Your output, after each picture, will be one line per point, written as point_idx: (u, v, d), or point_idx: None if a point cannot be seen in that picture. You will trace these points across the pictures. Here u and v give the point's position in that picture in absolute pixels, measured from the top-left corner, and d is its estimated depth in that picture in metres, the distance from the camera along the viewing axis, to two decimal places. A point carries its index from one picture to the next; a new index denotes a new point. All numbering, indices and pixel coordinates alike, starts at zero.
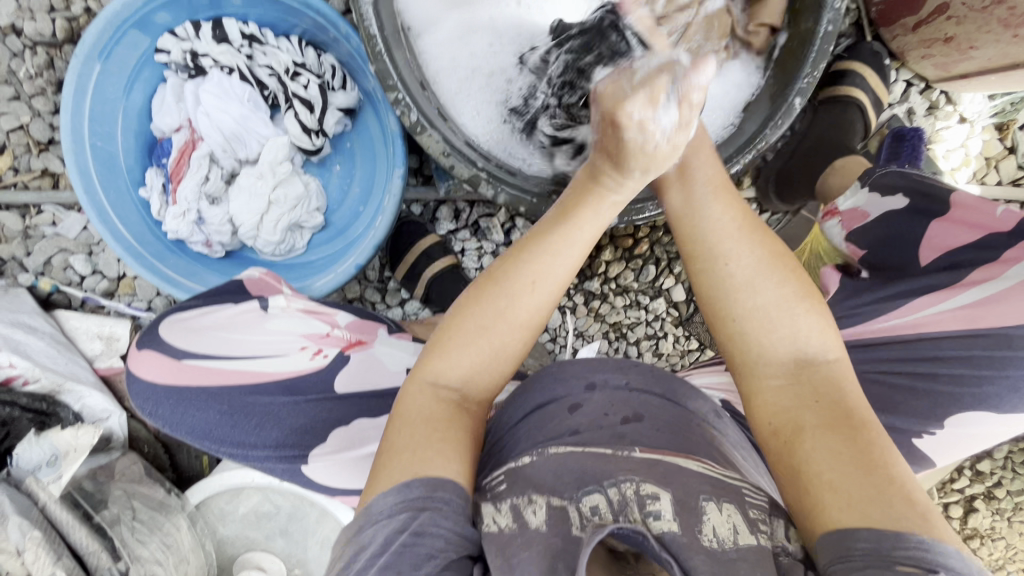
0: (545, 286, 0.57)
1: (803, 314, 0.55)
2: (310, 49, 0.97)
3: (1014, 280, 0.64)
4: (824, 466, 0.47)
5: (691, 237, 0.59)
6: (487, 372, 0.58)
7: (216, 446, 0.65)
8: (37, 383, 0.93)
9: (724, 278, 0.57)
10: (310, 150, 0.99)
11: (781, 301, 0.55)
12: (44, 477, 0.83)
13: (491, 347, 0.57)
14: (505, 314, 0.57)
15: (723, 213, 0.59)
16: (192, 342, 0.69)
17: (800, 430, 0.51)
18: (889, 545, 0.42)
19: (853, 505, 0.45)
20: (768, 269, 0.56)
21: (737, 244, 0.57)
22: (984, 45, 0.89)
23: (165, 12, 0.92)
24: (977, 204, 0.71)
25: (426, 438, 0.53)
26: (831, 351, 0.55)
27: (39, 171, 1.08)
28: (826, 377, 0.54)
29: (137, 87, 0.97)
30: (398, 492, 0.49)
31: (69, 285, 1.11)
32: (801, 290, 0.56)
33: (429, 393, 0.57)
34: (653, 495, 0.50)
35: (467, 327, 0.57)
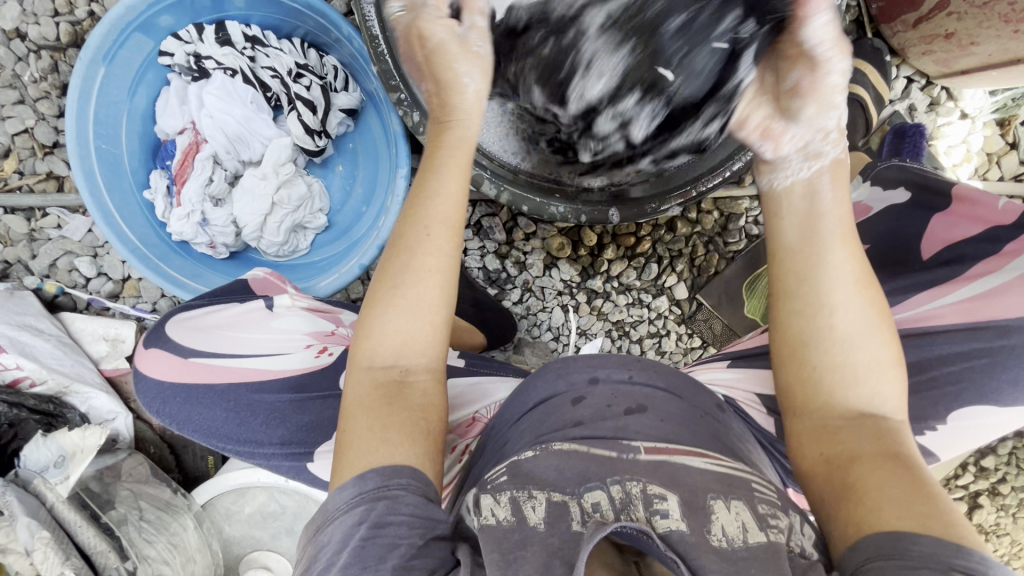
0: (440, 230, 0.60)
1: (888, 375, 0.54)
2: (313, 51, 0.98)
3: (1014, 274, 0.66)
4: (883, 487, 0.48)
5: (801, 276, 0.57)
6: (420, 335, 0.58)
7: (222, 443, 0.65)
8: (44, 384, 0.94)
9: (814, 322, 0.55)
10: (314, 151, 1.00)
11: (872, 357, 0.54)
12: (51, 479, 0.84)
13: (415, 306, 0.58)
14: (412, 272, 0.58)
15: (847, 261, 0.56)
16: (198, 340, 0.69)
17: (857, 458, 0.51)
18: (948, 552, 0.41)
19: (908, 516, 0.45)
20: (873, 327, 0.54)
21: (844, 294, 0.55)
22: (985, 40, 0.89)
23: (169, 15, 0.93)
24: (978, 198, 0.73)
25: (370, 427, 0.53)
26: (900, 412, 0.55)
27: (44, 174, 1.08)
28: (893, 430, 0.53)
29: (141, 90, 0.98)
30: (355, 485, 0.50)
31: (74, 287, 1.11)
32: (890, 350, 0.55)
33: (368, 377, 0.57)
34: (661, 495, 0.51)
35: (384, 300, 0.58)
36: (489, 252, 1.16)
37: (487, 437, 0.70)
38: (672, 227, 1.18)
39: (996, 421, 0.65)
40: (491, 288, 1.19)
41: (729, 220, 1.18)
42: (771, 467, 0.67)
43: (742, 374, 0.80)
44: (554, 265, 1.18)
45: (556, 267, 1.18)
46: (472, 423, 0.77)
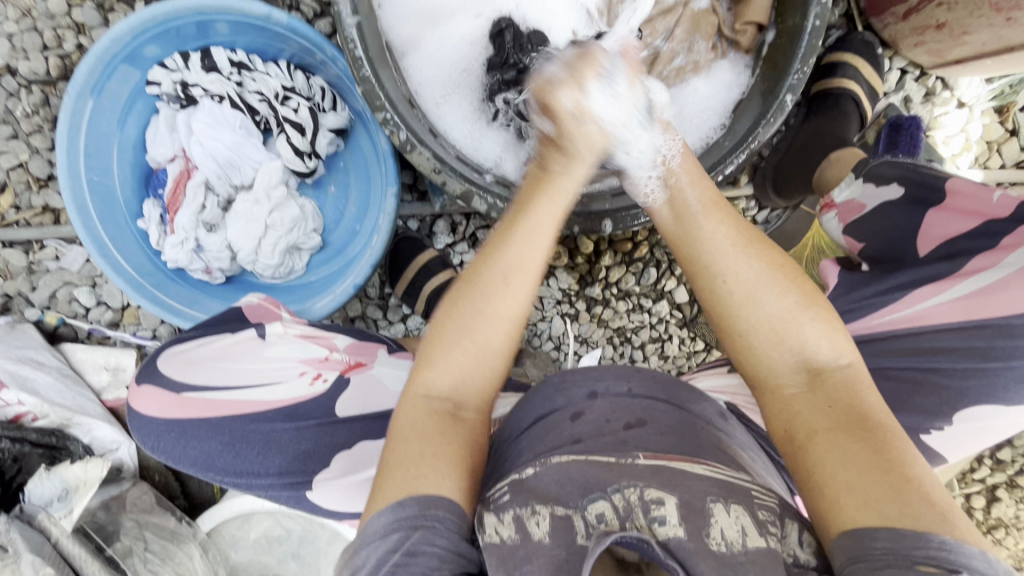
0: (520, 277, 0.59)
1: (808, 320, 0.57)
2: (299, 72, 0.98)
3: (1013, 268, 0.63)
4: (839, 469, 0.50)
5: (693, 259, 0.61)
6: (476, 376, 0.60)
7: (221, 476, 0.64)
8: (46, 418, 0.95)
9: (726, 296, 0.59)
10: (304, 172, 0.99)
11: (784, 309, 0.57)
12: (55, 513, 0.83)
13: (476, 346, 0.59)
14: (491, 316, 0.59)
15: (718, 228, 0.60)
16: (190, 372, 0.69)
17: (812, 434, 0.53)
18: (908, 544, 0.44)
19: (870, 505, 0.47)
20: (768, 279, 0.58)
21: (735, 261, 0.59)
22: (978, 29, 0.87)
23: (154, 45, 0.92)
24: (974, 190, 0.69)
25: (419, 451, 0.55)
26: (842, 356, 0.57)
27: (40, 207, 1.09)
28: (838, 383, 0.55)
29: (131, 120, 0.97)
30: (392, 511, 0.51)
31: (75, 317, 1.12)
32: (805, 299, 0.58)
33: (421, 405, 0.58)
34: (658, 500, 0.50)
35: (449, 333, 0.59)
36: None
37: (489, 454, 0.69)
38: None
39: (1004, 419, 0.63)
40: None
41: None
42: (779, 477, 0.65)
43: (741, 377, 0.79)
44: (551, 274, 1.17)
45: (554, 276, 1.17)
46: None
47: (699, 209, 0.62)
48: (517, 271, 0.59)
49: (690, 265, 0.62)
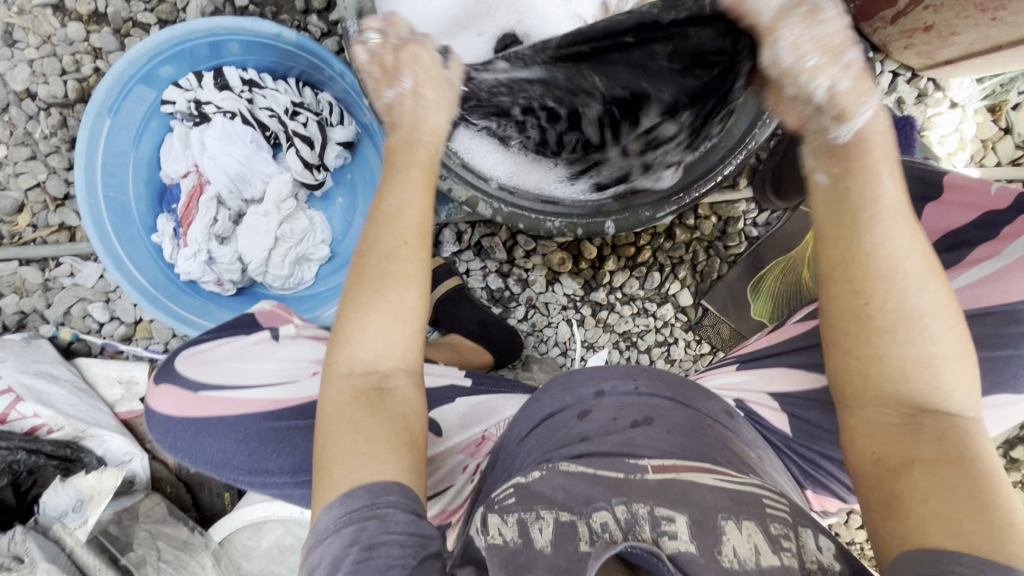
0: (409, 237, 0.61)
1: (953, 370, 0.50)
2: (307, 89, 1.02)
3: (1016, 255, 0.64)
4: (930, 496, 0.45)
5: (856, 266, 0.52)
6: (396, 342, 0.58)
7: (236, 475, 0.66)
8: (61, 430, 0.95)
9: (870, 314, 0.51)
10: (313, 184, 1.02)
11: (932, 349, 0.50)
12: (70, 523, 0.85)
13: (389, 313, 0.58)
14: (392, 278, 0.59)
15: (906, 238, 0.51)
16: (207, 372, 0.70)
17: (907, 462, 0.48)
18: (989, 573, 0.40)
19: (950, 527, 0.43)
20: (941, 315, 0.50)
21: (908, 284, 0.50)
22: (965, 30, 0.90)
23: (169, 66, 0.95)
24: (971, 184, 0.73)
25: (354, 444, 0.54)
26: (968, 409, 0.50)
27: (56, 225, 1.12)
28: (955, 428, 0.49)
29: (146, 137, 1.01)
30: (342, 504, 0.51)
31: (88, 332, 1.14)
32: (959, 345, 0.51)
33: (345, 388, 0.57)
34: (667, 517, 0.51)
35: (355, 311, 0.59)
36: (492, 271, 1.16)
37: (497, 456, 0.72)
38: (671, 235, 1.17)
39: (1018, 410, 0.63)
40: (495, 307, 1.19)
41: (728, 224, 1.17)
42: (782, 474, 0.67)
43: (749, 374, 0.79)
44: (556, 280, 1.18)
45: (559, 282, 1.18)
46: (482, 441, 0.78)
47: (892, 211, 0.52)
48: (389, 219, 0.62)
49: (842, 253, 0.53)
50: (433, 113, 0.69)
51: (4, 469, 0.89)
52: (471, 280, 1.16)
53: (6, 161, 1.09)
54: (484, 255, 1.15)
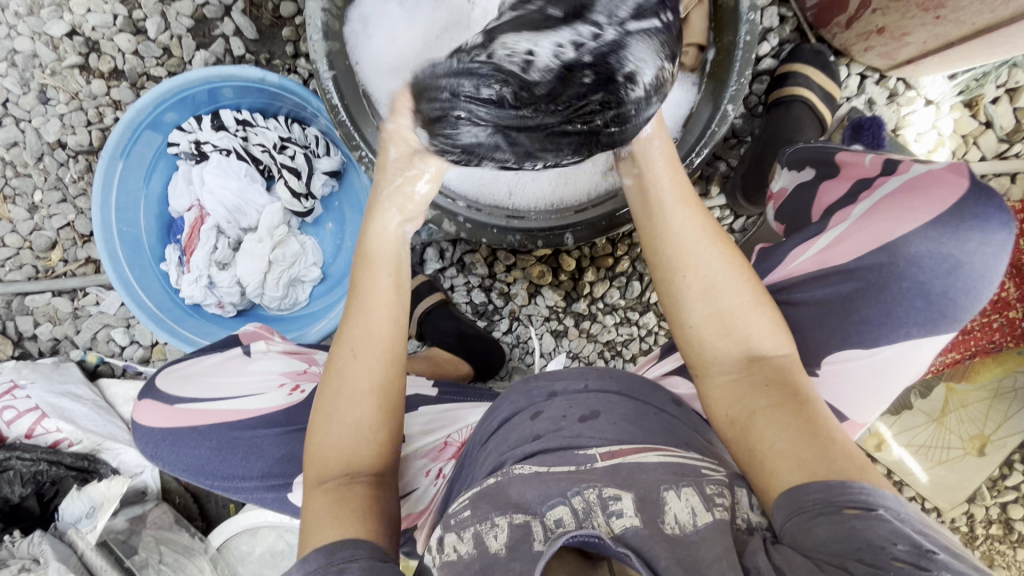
0: (372, 351, 0.64)
1: (757, 315, 0.63)
2: (295, 124, 1.11)
3: (861, 217, 0.67)
4: (777, 441, 0.54)
5: (662, 244, 0.65)
6: (358, 444, 0.62)
7: (209, 480, 0.72)
8: (80, 444, 1.05)
9: (685, 288, 0.64)
10: (302, 212, 1.11)
11: (738, 304, 0.62)
12: (83, 528, 0.95)
13: (349, 419, 0.63)
14: (353, 387, 0.63)
15: (688, 219, 0.65)
16: (183, 388, 0.77)
17: (752, 416, 0.57)
18: (835, 493, 0.49)
19: (802, 466, 0.52)
20: (732, 274, 0.63)
21: (701, 254, 0.64)
22: (914, 30, 0.91)
23: (173, 111, 1.06)
24: (852, 159, 0.73)
25: (327, 519, 0.57)
26: (780, 348, 0.62)
27: (84, 259, 1.25)
28: (776, 368, 0.60)
29: (155, 176, 1.12)
30: (305, 565, 0.53)
31: (112, 355, 1.26)
32: (756, 297, 0.63)
33: (318, 483, 0.61)
34: (615, 496, 0.53)
35: (323, 419, 0.63)
36: (475, 286, 1.22)
37: (461, 463, 0.74)
38: None
39: (872, 361, 0.66)
40: (480, 320, 1.24)
41: None
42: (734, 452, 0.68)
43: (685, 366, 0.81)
44: (538, 293, 1.22)
45: (540, 294, 1.22)
46: (444, 447, 0.80)
47: (671, 204, 0.66)
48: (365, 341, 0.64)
49: (653, 251, 0.66)
50: (388, 252, 0.66)
51: (29, 479, 0.99)
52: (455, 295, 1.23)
53: (41, 205, 1.23)
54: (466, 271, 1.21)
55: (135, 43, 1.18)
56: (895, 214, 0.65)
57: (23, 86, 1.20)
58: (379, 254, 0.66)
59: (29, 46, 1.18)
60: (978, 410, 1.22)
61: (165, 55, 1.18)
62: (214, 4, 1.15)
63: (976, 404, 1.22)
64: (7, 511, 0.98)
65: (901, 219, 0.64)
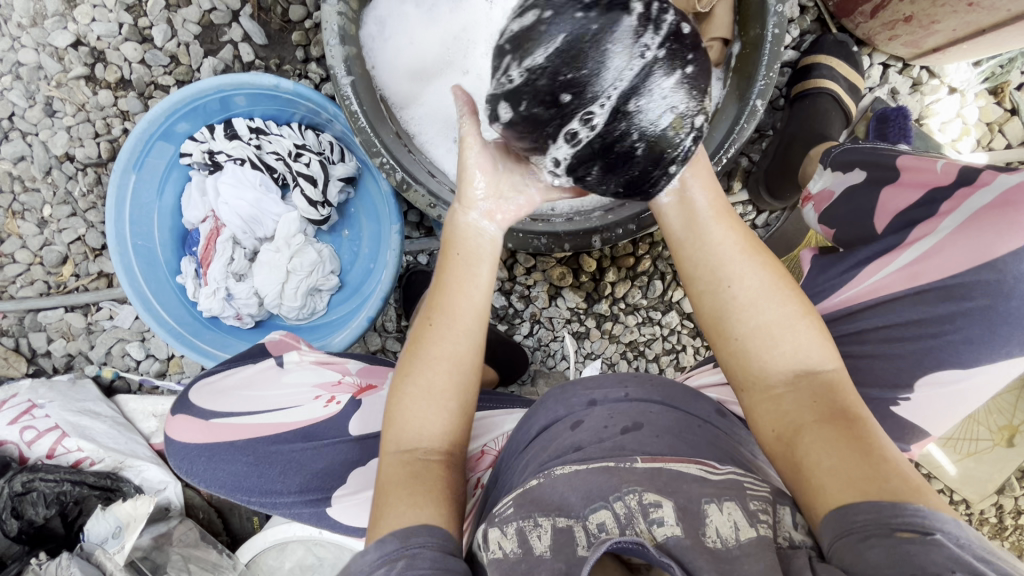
0: (464, 321, 0.63)
1: (802, 327, 0.60)
2: (309, 132, 1.10)
3: (950, 231, 0.64)
4: (823, 457, 0.50)
5: (699, 264, 0.66)
6: (436, 421, 0.61)
7: (246, 496, 0.70)
8: (102, 462, 1.04)
9: (727, 301, 0.63)
10: (318, 220, 1.09)
11: (780, 316, 0.61)
12: (111, 548, 0.94)
13: (428, 395, 0.61)
14: (433, 362, 0.62)
15: (726, 236, 0.65)
16: (220, 402, 0.77)
17: (799, 427, 0.55)
18: (887, 513, 0.43)
19: (851, 484, 0.47)
20: (770, 288, 0.62)
21: (739, 269, 0.63)
22: (945, 18, 0.89)
23: (185, 122, 1.04)
24: (919, 163, 0.71)
25: (398, 497, 0.54)
26: (828, 361, 0.59)
27: (96, 274, 1.23)
28: (824, 382, 0.57)
29: (168, 188, 1.10)
30: (378, 547, 0.50)
31: (128, 370, 1.24)
32: (800, 309, 0.61)
33: (394, 459, 0.59)
34: (655, 503, 0.49)
35: (405, 391, 0.61)
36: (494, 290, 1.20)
37: (498, 469, 0.70)
38: None
39: (968, 382, 0.63)
40: (501, 324, 1.22)
41: None
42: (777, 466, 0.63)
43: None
44: (558, 295, 1.20)
45: (561, 296, 1.20)
46: (481, 456, 0.78)
47: (707, 218, 0.66)
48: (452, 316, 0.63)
49: (695, 266, 0.66)
50: (485, 238, 0.66)
51: (53, 500, 0.97)
52: None
53: (51, 219, 1.21)
54: None
55: (141, 52, 1.15)
56: (994, 229, 0.61)
57: (29, 99, 1.18)
58: (470, 235, 0.66)
59: (33, 58, 1.16)
60: (1006, 401, 1.20)
61: (172, 63, 1.16)
62: (222, 10, 1.13)
63: (1005, 394, 1.21)
64: (31, 534, 0.97)
65: (1002, 233, 0.60)
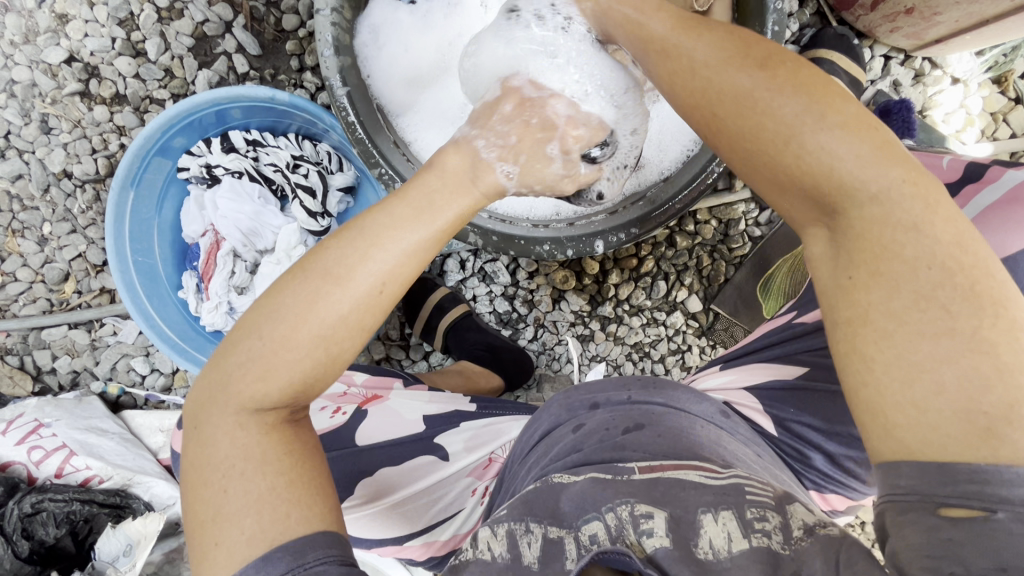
0: (387, 278, 0.46)
1: (838, 143, 0.39)
2: (306, 142, 1.10)
3: None
4: (876, 365, 0.38)
5: (678, 99, 0.47)
6: (317, 379, 0.47)
7: None
8: (111, 480, 1.04)
9: (721, 145, 0.45)
10: (319, 231, 1.08)
11: (795, 142, 0.40)
12: (123, 566, 0.94)
13: (319, 355, 0.45)
14: (324, 316, 0.44)
15: (702, 53, 0.45)
16: None
17: (849, 305, 0.40)
18: (938, 482, 0.36)
19: (912, 416, 0.37)
20: (776, 101, 0.41)
21: (726, 89, 0.43)
22: (947, 9, 0.88)
23: (181, 136, 1.03)
24: (926, 159, 0.73)
25: (270, 487, 0.44)
26: (880, 184, 0.39)
27: (98, 290, 1.23)
28: (876, 227, 0.39)
29: (167, 203, 1.09)
30: (260, 569, 0.42)
31: (133, 385, 1.24)
32: (829, 118, 0.40)
33: (249, 426, 0.45)
34: (646, 514, 0.47)
35: (274, 336, 0.44)
36: (496, 296, 1.20)
37: (500, 476, 0.70)
38: (672, 242, 1.17)
39: None
40: (505, 329, 1.22)
41: (729, 227, 1.16)
42: (782, 469, 0.63)
43: (735, 373, 0.77)
44: (562, 298, 1.19)
45: (564, 299, 1.19)
46: (489, 464, 0.76)
47: (676, 42, 0.47)
48: (359, 257, 0.45)
49: (686, 91, 0.46)
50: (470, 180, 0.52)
51: (64, 520, 0.98)
52: (477, 305, 1.21)
53: (51, 236, 1.21)
54: (488, 280, 1.19)
55: (135, 67, 1.14)
56: (1004, 227, 0.59)
57: (24, 117, 1.17)
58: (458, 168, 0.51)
59: (27, 75, 1.15)
60: None
61: (167, 76, 1.15)
62: (214, 21, 1.12)
63: None
64: (43, 553, 0.98)
65: (1010, 231, 0.58)
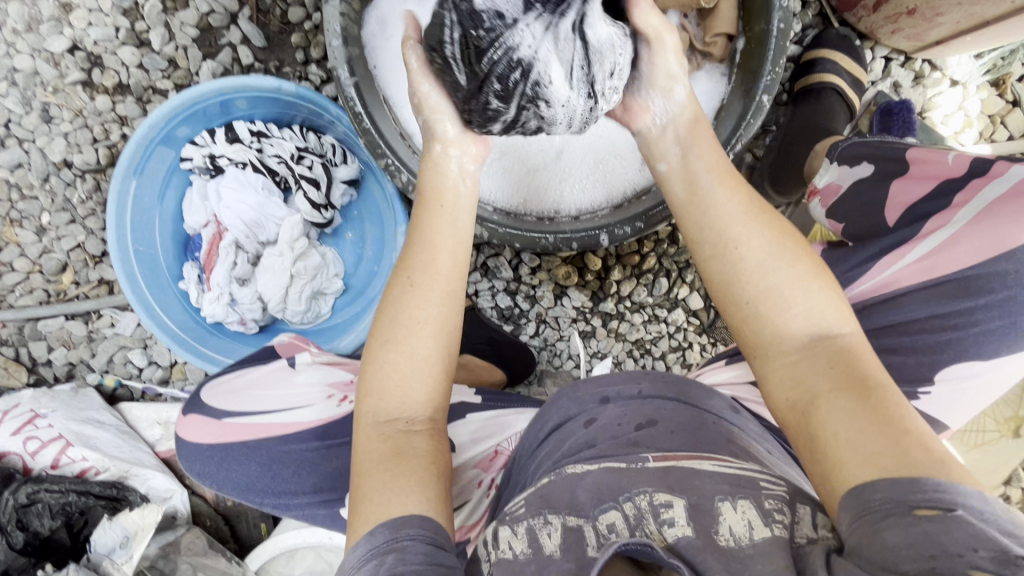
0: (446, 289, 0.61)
1: (814, 292, 0.55)
2: (310, 134, 1.09)
3: (963, 225, 0.65)
4: (840, 433, 0.47)
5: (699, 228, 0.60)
6: (419, 387, 0.59)
7: (259, 497, 0.72)
8: (107, 472, 1.03)
9: (734, 264, 0.57)
10: (322, 223, 1.09)
11: (785, 282, 0.55)
12: (119, 558, 0.93)
13: (410, 360, 0.59)
14: (413, 323, 0.59)
15: (729, 201, 0.60)
16: (231, 402, 0.76)
17: (814, 399, 0.50)
18: (906, 490, 0.41)
19: (866, 460, 0.45)
20: (776, 252, 0.56)
21: (744, 231, 0.58)
22: (949, 11, 0.89)
23: (186, 126, 1.03)
24: (929, 156, 0.71)
25: (382, 480, 0.54)
26: (844, 325, 0.54)
27: (96, 281, 1.22)
28: (843, 352, 0.52)
29: (170, 193, 1.09)
30: (366, 542, 0.49)
31: (130, 377, 1.22)
32: (811, 268, 0.56)
33: (374, 431, 0.57)
34: (666, 503, 0.48)
35: (380, 350, 0.60)
36: (498, 291, 1.20)
37: (509, 468, 0.70)
38: (675, 240, 1.18)
39: (985, 373, 0.64)
40: (507, 324, 1.22)
41: None
42: (789, 462, 0.63)
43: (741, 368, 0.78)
44: (564, 294, 1.19)
45: (567, 295, 1.19)
46: (495, 456, 0.77)
47: (710, 185, 0.62)
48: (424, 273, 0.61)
49: (705, 230, 0.60)
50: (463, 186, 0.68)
51: (58, 511, 0.97)
52: (480, 301, 1.20)
53: (50, 227, 1.19)
54: (490, 276, 1.19)
55: (138, 57, 1.14)
56: (1013, 220, 0.62)
57: (25, 106, 1.16)
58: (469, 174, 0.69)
59: (29, 64, 1.14)
60: (1012, 393, 1.21)
61: (170, 67, 1.15)
62: (220, 12, 1.12)
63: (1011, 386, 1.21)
64: (38, 545, 0.96)
65: (1018, 225, 0.62)
